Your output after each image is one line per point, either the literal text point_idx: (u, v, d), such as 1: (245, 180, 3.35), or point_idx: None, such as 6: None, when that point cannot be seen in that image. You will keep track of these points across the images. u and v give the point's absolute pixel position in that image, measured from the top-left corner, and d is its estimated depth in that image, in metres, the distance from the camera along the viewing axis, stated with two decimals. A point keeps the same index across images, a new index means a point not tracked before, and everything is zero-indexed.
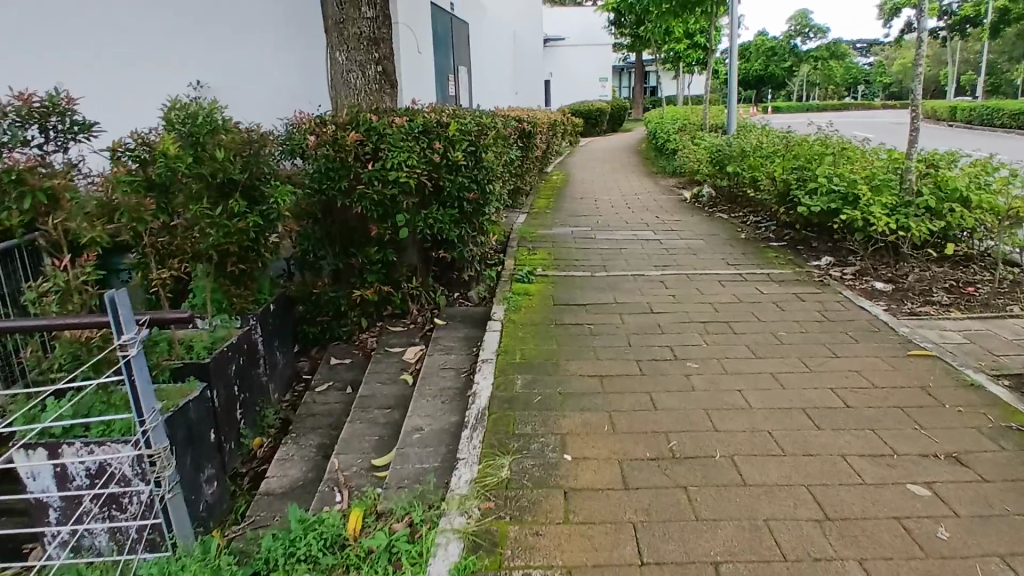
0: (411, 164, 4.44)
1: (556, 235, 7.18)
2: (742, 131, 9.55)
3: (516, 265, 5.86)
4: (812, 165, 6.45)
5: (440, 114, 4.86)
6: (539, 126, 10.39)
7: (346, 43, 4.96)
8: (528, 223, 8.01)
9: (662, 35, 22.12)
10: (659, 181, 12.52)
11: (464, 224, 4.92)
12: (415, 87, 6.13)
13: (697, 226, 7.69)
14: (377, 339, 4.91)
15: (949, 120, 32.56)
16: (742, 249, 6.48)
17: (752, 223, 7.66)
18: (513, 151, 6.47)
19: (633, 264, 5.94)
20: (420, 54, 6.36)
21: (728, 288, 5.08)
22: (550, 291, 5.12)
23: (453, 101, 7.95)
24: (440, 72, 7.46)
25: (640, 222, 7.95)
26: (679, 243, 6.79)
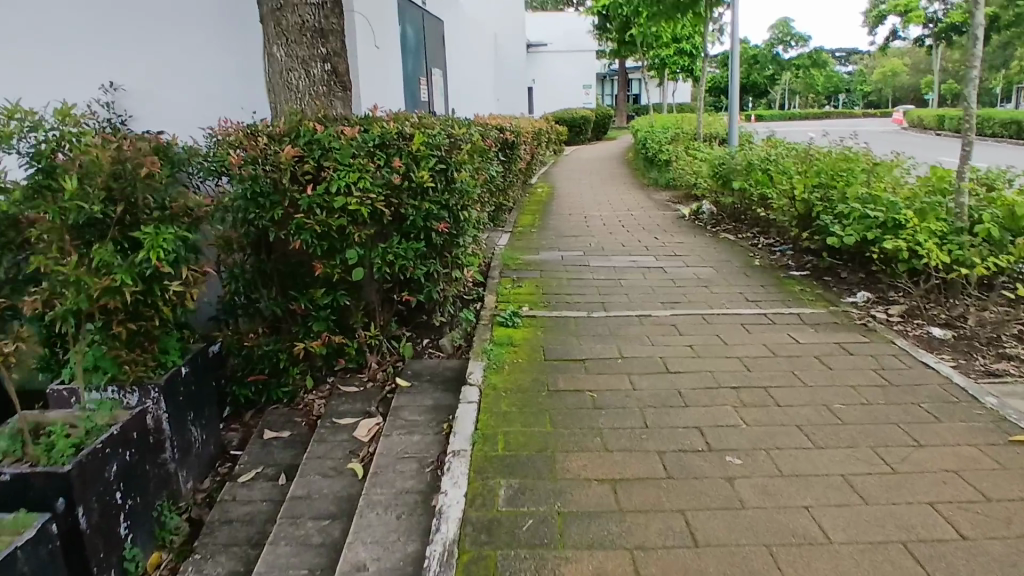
0: (363, 187, 3.49)
1: (544, 261, 6.26)
2: (746, 142, 8.70)
3: (499, 302, 4.94)
4: (839, 183, 5.59)
5: (403, 123, 3.93)
6: (522, 136, 9.50)
7: (285, 35, 4.02)
8: (512, 245, 7.08)
9: (650, 40, 21.33)
10: (652, 194, 11.68)
11: (433, 259, 3.98)
12: (375, 90, 5.18)
13: (702, 250, 6.81)
14: (325, 402, 3.94)
15: (936, 129, 32.19)
16: (760, 279, 5.58)
17: (765, 247, 6.79)
18: (494, 166, 5.54)
19: (637, 300, 5.02)
20: (383, 52, 5.41)
21: (756, 335, 4.18)
22: (540, 340, 4.19)
23: (425, 107, 7.05)
24: (409, 73, 6.51)
25: (638, 245, 7.04)
26: (686, 272, 5.88)
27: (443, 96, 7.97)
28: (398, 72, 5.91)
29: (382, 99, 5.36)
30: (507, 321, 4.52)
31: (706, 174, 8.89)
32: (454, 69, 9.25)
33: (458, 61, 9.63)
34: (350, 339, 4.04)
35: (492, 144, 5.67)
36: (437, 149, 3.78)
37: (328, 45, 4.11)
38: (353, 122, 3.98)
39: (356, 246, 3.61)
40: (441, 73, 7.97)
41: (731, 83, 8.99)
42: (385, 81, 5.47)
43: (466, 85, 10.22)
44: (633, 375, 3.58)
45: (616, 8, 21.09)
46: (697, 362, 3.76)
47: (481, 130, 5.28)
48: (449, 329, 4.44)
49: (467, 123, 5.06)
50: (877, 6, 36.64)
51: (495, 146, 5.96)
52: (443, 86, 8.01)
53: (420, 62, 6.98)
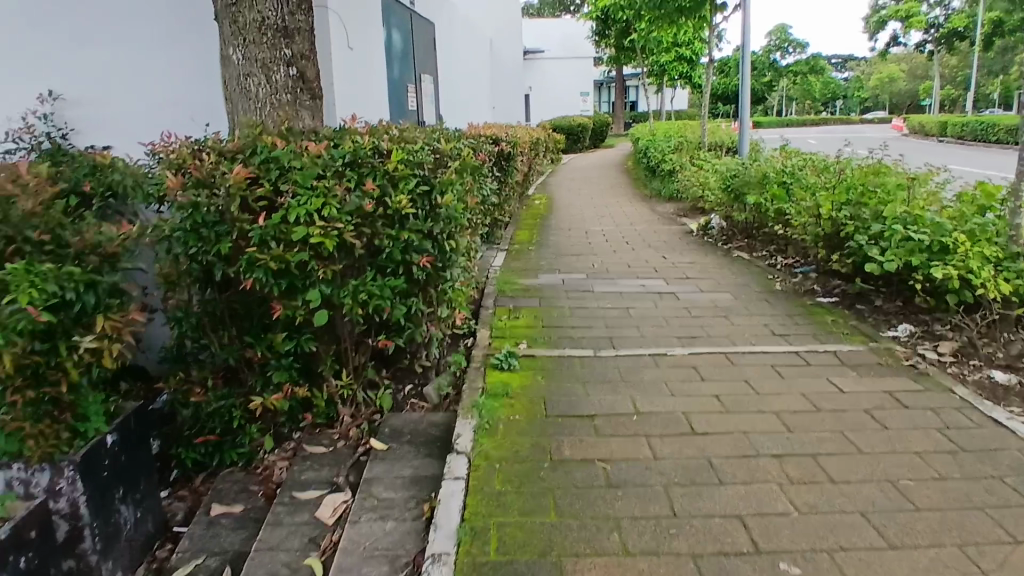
0: (327, 214, 2.89)
1: (543, 285, 5.69)
2: (758, 153, 8.15)
3: (493, 339, 4.36)
4: (873, 200, 5.02)
5: (381, 137, 3.34)
6: (519, 146, 8.94)
7: (242, 34, 3.42)
8: (508, 265, 6.51)
9: (649, 45, 20.80)
10: (655, 206, 11.15)
11: (416, 297, 3.39)
12: (352, 98, 4.60)
13: (715, 270, 6.24)
14: (288, 466, 3.34)
15: (939, 136, 31.77)
16: (785, 308, 4.99)
17: (785, 269, 6.21)
18: (488, 183, 4.95)
19: (650, 335, 4.43)
20: (361, 56, 4.83)
21: (792, 382, 3.59)
22: (541, 388, 3.60)
23: (414, 117, 6.48)
24: (394, 79, 5.93)
25: (645, 265, 6.46)
26: (701, 298, 5.30)
27: (434, 105, 7.39)
28: (379, 80, 5.34)
29: (360, 108, 4.78)
30: (502, 363, 3.92)
31: (715, 186, 8.34)
32: (447, 74, 8.67)
33: (452, 68, 9.04)
34: (318, 391, 3.44)
35: (486, 159, 5.09)
36: (420, 168, 3.20)
37: (294, 46, 3.51)
38: (323, 136, 3.39)
39: (320, 285, 3.02)
40: (432, 80, 7.38)
41: (741, 89, 8.44)
42: (364, 88, 4.89)
43: (460, 92, 9.65)
44: (652, 439, 2.99)
45: (615, 13, 20.56)
46: (727, 419, 3.17)
47: (470, 142, 4.69)
48: (436, 374, 3.84)
49: (457, 135, 4.48)
50: (877, 12, 36.24)
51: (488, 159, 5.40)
52: (435, 94, 7.43)
53: (408, 68, 6.40)
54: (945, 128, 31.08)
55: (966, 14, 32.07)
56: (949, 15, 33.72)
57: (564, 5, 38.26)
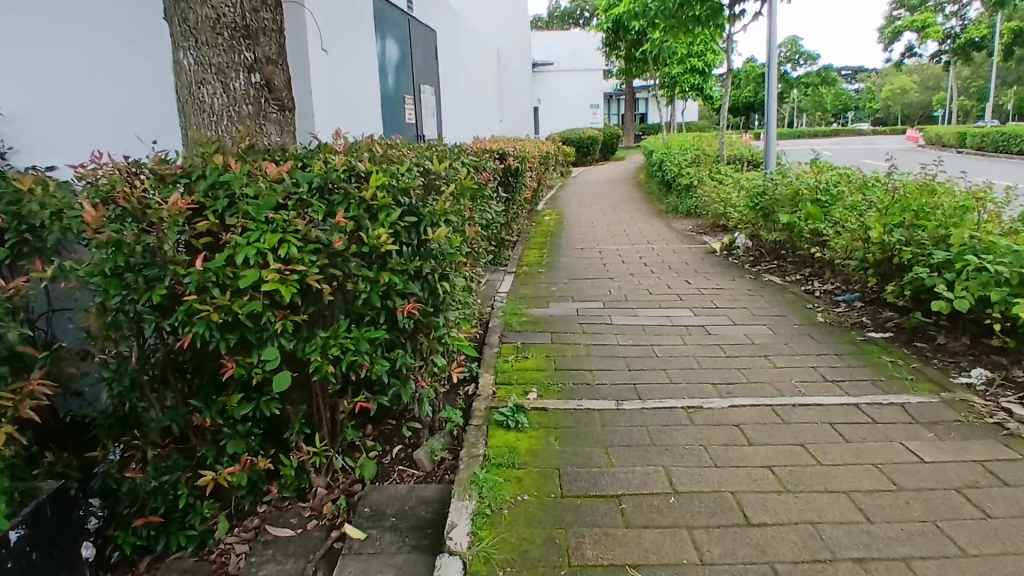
0: (286, 253, 2.32)
1: (555, 316, 5.09)
2: (787, 167, 7.55)
3: (498, 386, 3.75)
4: (931, 224, 4.40)
5: (359, 157, 2.77)
6: (528, 161, 8.39)
7: (193, 34, 2.86)
8: (516, 292, 5.92)
9: (662, 55, 20.25)
10: (673, 223, 10.55)
11: (402, 347, 2.79)
12: (332, 110, 4.05)
13: (746, 298, 5.63)
14: (246, 555, 2.72)
15: (957, 146, 31.09)
16: (832, 345, 4.36)
17: (825, 296, 5.57)
18: (493, 205, 4.36)
19: (680, 381, 3.81)
20: (345, 64, 4.29)
21: (858, 449, 2.97)
22: (555, 455, 2.98)
23: (411, 131, 5.91)
24: (390, 90, 5.38)
25: (667, 291, 5.85)
26: (733, 333, 4.67)
27: (436, 119, 6.83)
28: (369, 91, 4.79)
29: (344, 122, 4.24)
30: (506, 420, 3.30)
31: (741, 202, 7.73)
32: (453, 85, 8.10)
33: (458, 79, 8.48)
34: (285, 459, 2.84)
35: (491, 177, 4.52)
36: (406, 193, 2.61)
37: (258, 48, 2.95)
38: (290, 155, 2.82)
39: (279, 339, 2.42)
40: (434, 91, 6.82)
41: (767, 99, 7.83)
42: (348, 99, 4.35)
43: (467, 104, 9.08)
44: (696, 533, 2.37)
45: (627, 23, 20.02)
46: (785, 504, 2.55)
47: (472, 158, 4.12)
48: (429, 433, 3.23)
49: (455, 151, 3.90)
50: (892, 21, 35.62)
51: (492, 177, 4.82)
52: (437, 107, 6.87)
53: (406, 79, 5.84)
54: (965, 138, 30.34)
55: (984, 22, 31.41)
56: (966, 23, 33.06)
57: (574, 17, 37.87)
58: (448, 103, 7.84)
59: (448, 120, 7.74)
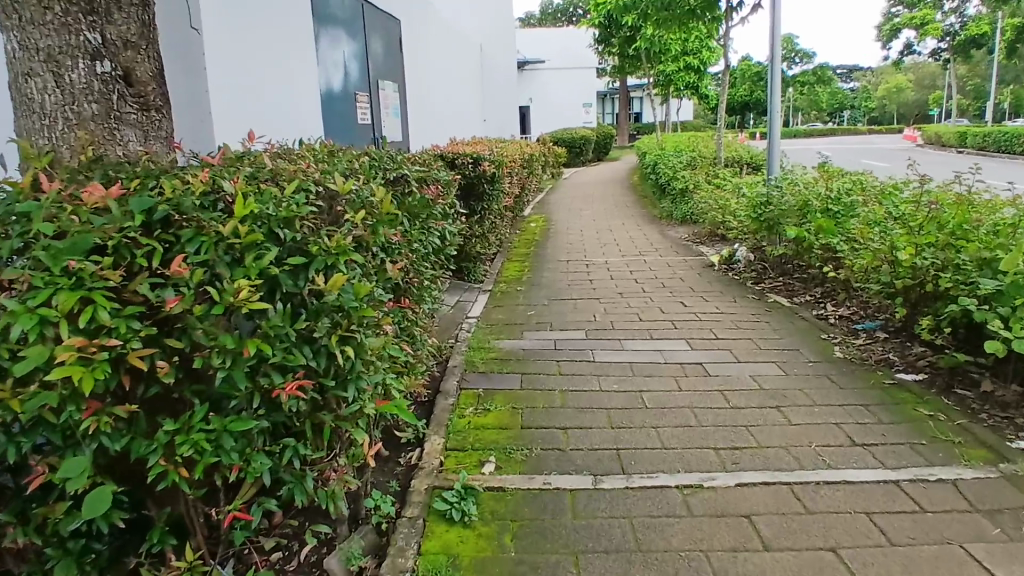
0: (91, 321, 1.57)
1: (527, 350, 4.35)
2: (793, 171, 6.84)
3: (448, 452, 3.02)
4: (972, 244, 3.71)
5: (231, 176, 2.03)
6: (509, 163, 7.63)
7: (11, 9, 2.11)
8: (487, 318, 5.18)
9: (656, 52, 19.54)
10: (667, 230, 9.84)
11: (296, 433, 2.05)
12: (233, 109, 3.38)
13: (751, 324, 4.91)
14: None
15: (957, 146, 30.45)
16: (856, 393, 3.64)
17: (841, 324, 4.85)
18: (449, 224, 3.63)
19: (674, 446, 3.08)
20: (255, 55, 3.60)
21: (910, 560, 2.24)
22: (508, 569, 2.24)
23: (365, 133, 5.16)
24: (335, 87, 4.68)
25: (658, 314, 5.12)
26: (736, 372, 3.93)
27: (403, 121, 6.12)
28: (298, 89, 4.10)
29: (252, 124, 3.56)
30: (450, 510, 2.56)
31: (742, 211, 7.03)
32: (426, 82, 7.38)
33: (433, 75, 7.75)
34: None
35: (450, 191, 3.80)
36: (289, 227, 1.87)
37: (108, 28, 2.23)
38: (139, 173, 2.09)
39: (96, 441, 1.69)
40: (399, 89, 6.10)
41: (770, 96, 7.12)
42: (260, 98, 3.67)
43: (444, 103, 8.36)
44: None
45: (620, 18, 19.29)
46: None
47: (420, 167, 3.39)
48: (348, 530, 2.45)
49: (395, 161, 3.17)
50: (890, 18, 34.98)
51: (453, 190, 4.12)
52: (403, 107, 6.16)
53: (359, 74, 5.13)
54: (965, 138, 29.70)
55: (984, 20, 30.80)
56: (965, 20, 32.44)
57: (566, 14, 37.13)
58: (421, 102, 7.11)
59: (420, 121, 7.02)
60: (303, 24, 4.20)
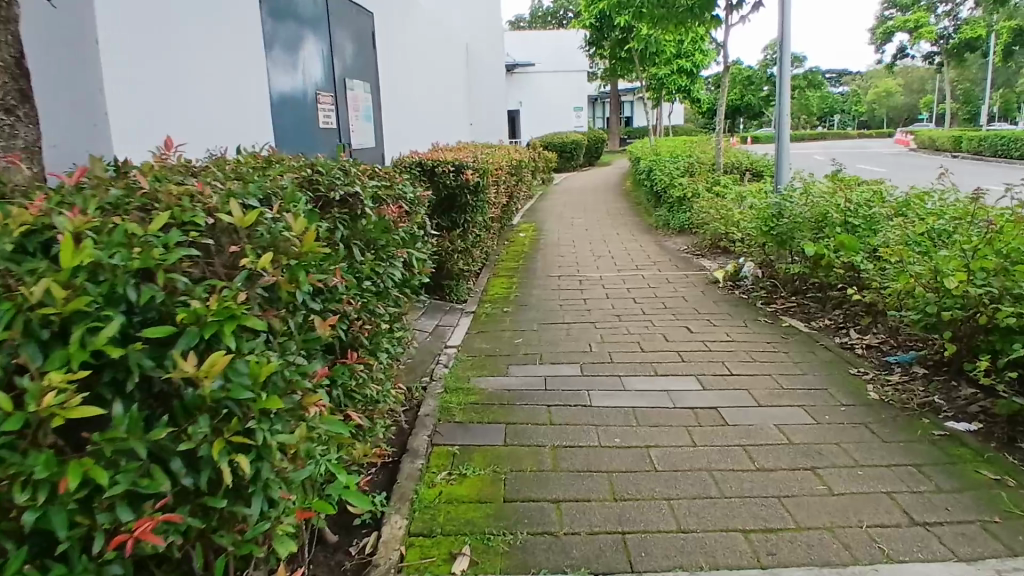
0: None
1: (512, 391, 3.73)
2: (805, 181, 6.28)
3: (412, 539, 2.41)
4: None
5: (79, 204, 1.42)
6: (496, 170, 7.01)
7: None
8: (467, 348, 4.58)
9: (649, 54, 19.00)
10: (664, 241, 9.27)
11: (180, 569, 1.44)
12: (145, 110, 2.80)
13: (766, 355, 4.33)
14: None
15: (951, 152, 30.11)
16: (904, 449, 3.06)
17: (870, 355, 4.28)
18: (420, 249, 3.03)
19: (693, 527, 2.49)
20: (177, 47, 3.01)
21: None
22: None
23: (329, 140, 4.53)
24: (293, 86, 4.09)
25: (662, 343, 4.53)
26: (759, 421, 3.34)
27: (378, 126, 5.52)
28: (239, 88, 3.51)
29: (172, 129, 2.97)
30: None
31: (749, 223, 6.46)
32: (409, 82, 6.78)
33: (416, 76, 7.15)
34: None
35: (422, 208, 3.20)
36: (150, 282, 1.27)
37: None
38: None
39: None
40: (374, 91, 5.51)
41: (778, 97, 6.55)
42: (185, 98, 3.08)
43: (429, 107, 7.76)
44: None
45: (612, 19, 18.75)
46: None
47: (383, 181, 2.79)
48: None
49: (348, 175, 2.56)
50: (883, 22, 34.62)
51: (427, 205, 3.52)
52: (378, 110, 5.56)
53: (323, 72, 4.53)
54: (959, 143, 29.32)
55: (979, 23, 30.48)
56: (959, 24, 32.12)
57: (557, 17, 36.67)
58: (403, 104, 6.51)
59: (402, 125, 6.42)
60: (246, 14, 3.59)
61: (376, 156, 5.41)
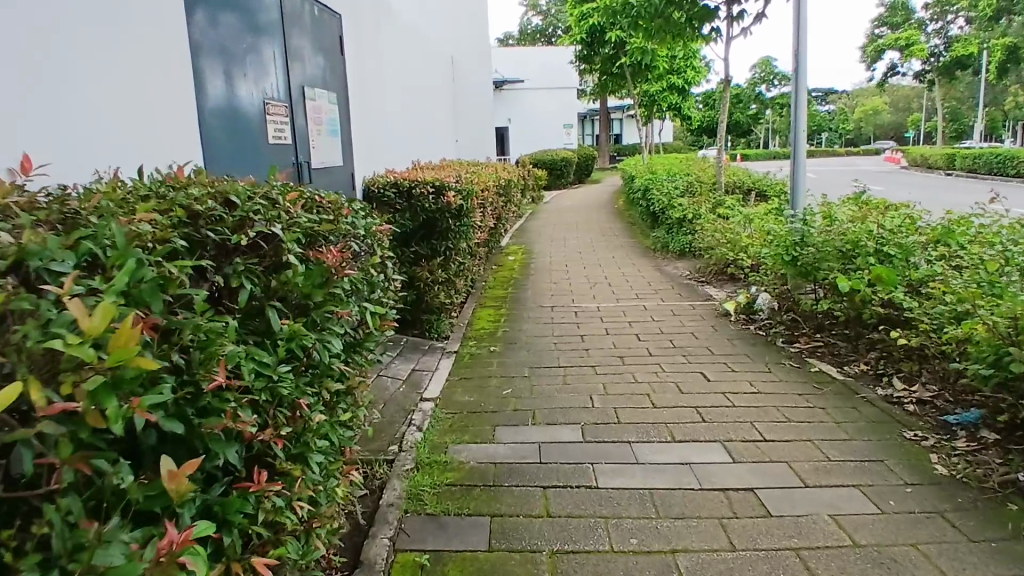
0: None
1: (499, 462, 3.04)
2: (826, 204, 5.64)
3: None
4: None
5: None
6: (483, 190, 6.33)
7: None
8: (446, 402, 3.88)
9: (641, 69, 18.43)
10: (664, 265, 8.63)
11: None
12: (9, 122, 2.12)
13: (801, 410, 3.66)
14: None
15: (944, 170, 29.78)
16: (1000, 555, 2.40)
17: (924, 413, 3.63)
18: (378, 299, 2.34)
19: None
20: (57, 45, 2.32)
21: None
22: None
23: (284, 163, 3.81)
24: (237, 96, 3.40)
25: (676, 396, 3.84)
26: (807, 509, 2.66)
27: (346, 140, 4.84)
28: (156, 94, 2.82)
29: (48, 149, 2.27)
30: None
31: (764, 250, 5.82)
32: (386, 94, 6.12)
33: (395, 88, 6.49)
34: None
35: (383, 244, 2.51)
36: None
37: None
38: None
39: None
40: (342, 101, 4.83)
41: (793, 111, 5.92)
42: (70, 109, 2.39)
43: (410, 121, 7.09)
44: None
45: (604, 33, 18.20)
46: None
47: (326, 213, 2.11)
48: None
49: (273, 207, 1.88)
50: (874, 40, 34.39)
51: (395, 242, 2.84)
52: (347, 123, 4.88)
53: (278, 79, 3.85)
54: (954, 161, 28.91)
55: (971, 40, 30.23)
56: (950, 41, 31.90)
57: (546, 34, 36.32)
58: (379, 118, 5.84)
59: (378, 141, 5.75)
60: (164, 10, 2.87)
61: (343, 175, 4.72)
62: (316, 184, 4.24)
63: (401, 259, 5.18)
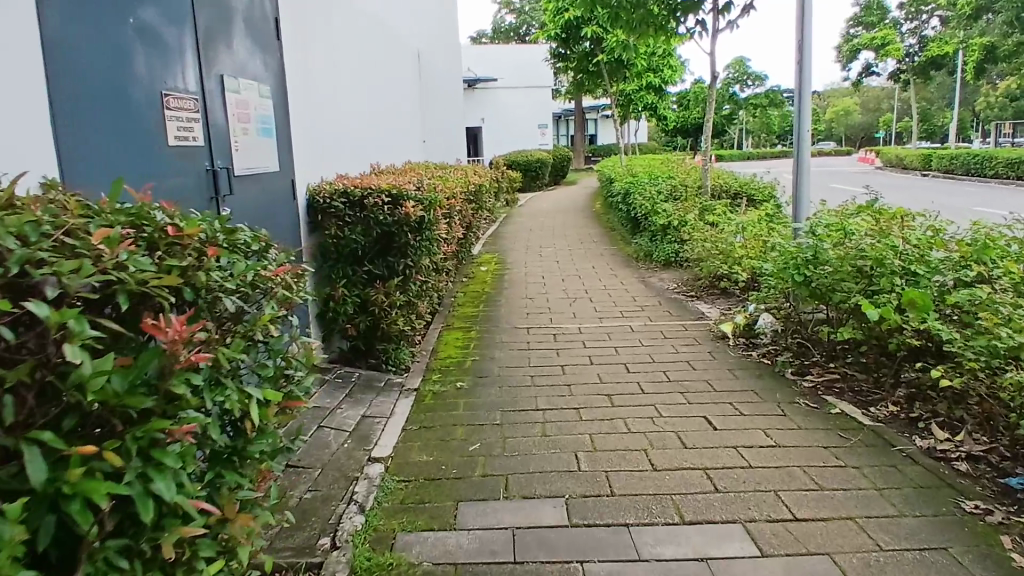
0: None
1: (460, 560, 2.35)
2: (834, 215, 5.03)
3: None
4: None
5: None
6: (450, 197, 5.62)
7: None
8: (399, 461, 3.18)
9: (617, 66, 17.78)
10: (648, 276, 7.99)
11: None
12: None
13: (831, 470, 3.02)
14: None
15: (920, 170, 29.62)
16: None
17: (977, 474, 3.01)
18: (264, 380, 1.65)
19: None
20: None
21: None
22: None
23: (197, 180, 3.08)
24: (131, 84, 2.65)
25: (679, 451, 3.17)
26: None
27: (282, 140, 4.09)
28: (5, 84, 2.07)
29: None
30: None
31: (765, 266, 5.19)
32: (338, 88, 5.37)
33: (350, 81, 5.73)
34: None
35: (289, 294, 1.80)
36: None
37: None
38: None
39: None
40: (276, 94, 4.07)
41: (798, 113, 5.33)
42: None
43: (368, 121, 6.34)
44: None
45: (581, 29, 17.54)
46: None
47: (180, 264, 1.42)
48: None
49: (70, 269, 1.19)
50: (849, 39, 34.21)
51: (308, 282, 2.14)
52: (283, 120, 4.13)
53: (189, 66, 3.09)
54: (930, 162, 28.75)
55: (946, 40, 30.10)
56: (925, 41, 31.76)
57: (519, 32, 35.73)
58: (330, 116, 5.10)
59: (329, 142, 5.00)
60: None
61: (278, 181, 3.98)
62: (242, 194, 3.51)
63: (351, 279, 4.46)
